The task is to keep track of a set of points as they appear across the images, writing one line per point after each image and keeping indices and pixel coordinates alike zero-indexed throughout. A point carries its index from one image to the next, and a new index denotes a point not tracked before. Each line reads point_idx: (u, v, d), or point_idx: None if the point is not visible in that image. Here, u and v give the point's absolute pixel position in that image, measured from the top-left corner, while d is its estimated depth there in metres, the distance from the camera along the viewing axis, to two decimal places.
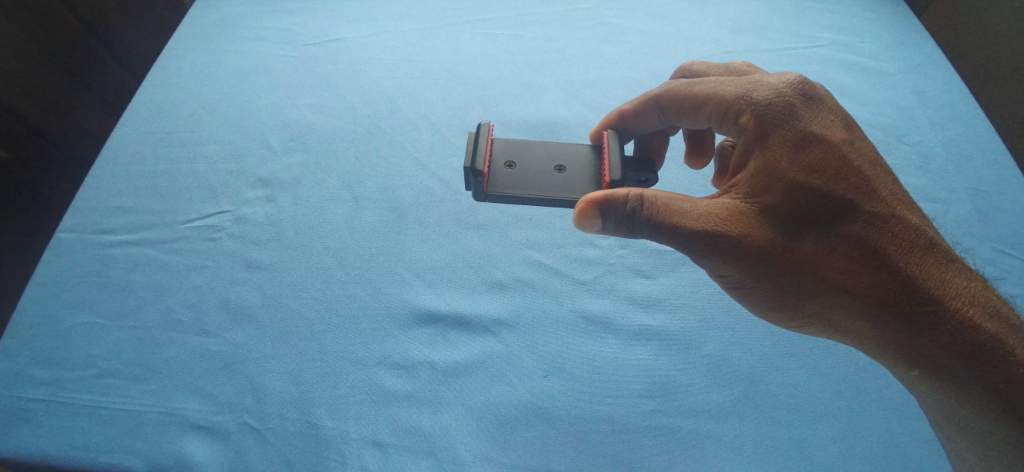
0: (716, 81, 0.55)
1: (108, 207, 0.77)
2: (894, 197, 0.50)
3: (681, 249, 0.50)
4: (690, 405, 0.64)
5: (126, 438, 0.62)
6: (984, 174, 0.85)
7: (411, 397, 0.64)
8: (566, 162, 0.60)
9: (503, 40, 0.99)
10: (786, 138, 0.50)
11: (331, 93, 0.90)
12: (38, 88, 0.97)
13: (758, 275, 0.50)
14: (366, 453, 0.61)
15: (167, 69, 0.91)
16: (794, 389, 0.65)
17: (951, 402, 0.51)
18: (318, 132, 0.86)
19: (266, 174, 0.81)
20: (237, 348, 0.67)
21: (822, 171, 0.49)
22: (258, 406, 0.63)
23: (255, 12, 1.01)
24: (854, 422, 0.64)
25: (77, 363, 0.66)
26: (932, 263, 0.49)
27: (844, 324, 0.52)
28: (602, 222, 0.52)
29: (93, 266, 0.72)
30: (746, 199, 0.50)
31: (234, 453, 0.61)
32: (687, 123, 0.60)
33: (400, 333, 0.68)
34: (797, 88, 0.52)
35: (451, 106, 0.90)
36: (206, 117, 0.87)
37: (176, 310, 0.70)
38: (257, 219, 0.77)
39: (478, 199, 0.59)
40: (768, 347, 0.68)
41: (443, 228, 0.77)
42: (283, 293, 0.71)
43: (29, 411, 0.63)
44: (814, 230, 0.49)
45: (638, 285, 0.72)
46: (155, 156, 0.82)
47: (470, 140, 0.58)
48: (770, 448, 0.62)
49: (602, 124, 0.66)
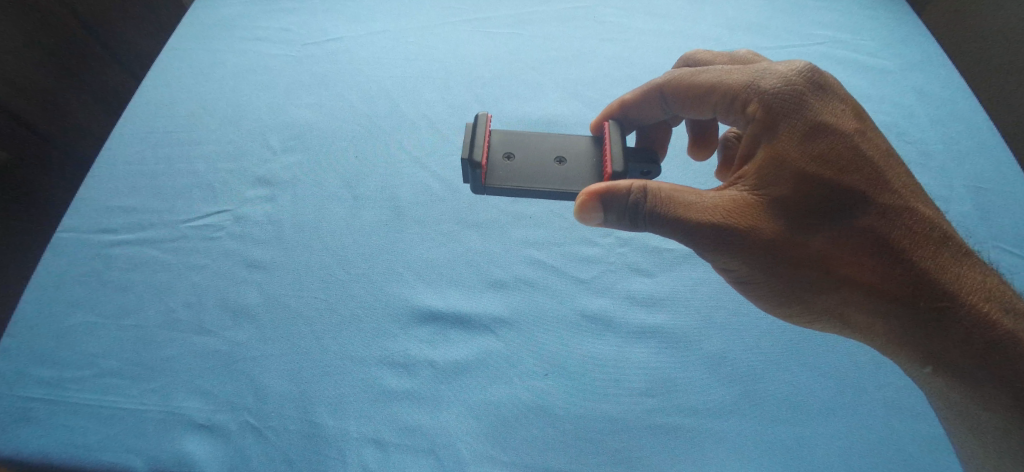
0: (722, 69, 0.54)
1: (107, 206, 0.75)
2: (906, 189, 0.49)
3: (687, 243, 0.49)
4: (690, 403, 0.62)
5: (126, 438, 0.60)
6: (993, 170, 0.83)
7: (410, 396, 0.62)
8: (566, 153, 0.59)
9: (502, 39, 0.97)
10: (796, 128, 0.48)
11: (331, 91, 0.89)
12: (39, 89, 0.95)
13: (765, 270, 0.48)
14: (366, 451, 0.59)
15: (167, 69, 0.90)
16: (795, 387, 0.64)
17: (967, 401, 0.49)
18: (317, 132, 0.84)
19: (265, 173, 0.79)
20: (237, 347, 0.65)
21: (832, 162, 0.47)
22: (259, 405, 0.62)
23: (254, 12, 0.99)
24: (859, 422, 0.62)
25: (78, 363, 0.64)
26: (946, 257, 0.47)
27: (855, 319, 0.50)
28: (604, 215, 0.50)
29: (93, 266, 0.71)
30: (754, 190, 0.48)
31: (235, 452, 0.59)
32: (692, 114, 0.58)
33: (400, 332, 0.66)
34: (807, 77, 0.50)
35: (451, 106, 0.88)
36: (206, 117, 0.85)
37: (176, 309, 0.68)
38: (256, 220, 0.75)
39: (477, 192, 0.57)
40: (768, 345, 0.67)
41: (443, 227, 0.75)
42: (283, 292, 0.69)
43: (29, 411, 0.62)
44: (824, 223, 0.47)
45: (637, 284, 0.70)
46: (155, 155, 0.80)
47: (468, 131, 0.57)
48: (770, 446, 0.60)
49: (603, 114, 0.64)
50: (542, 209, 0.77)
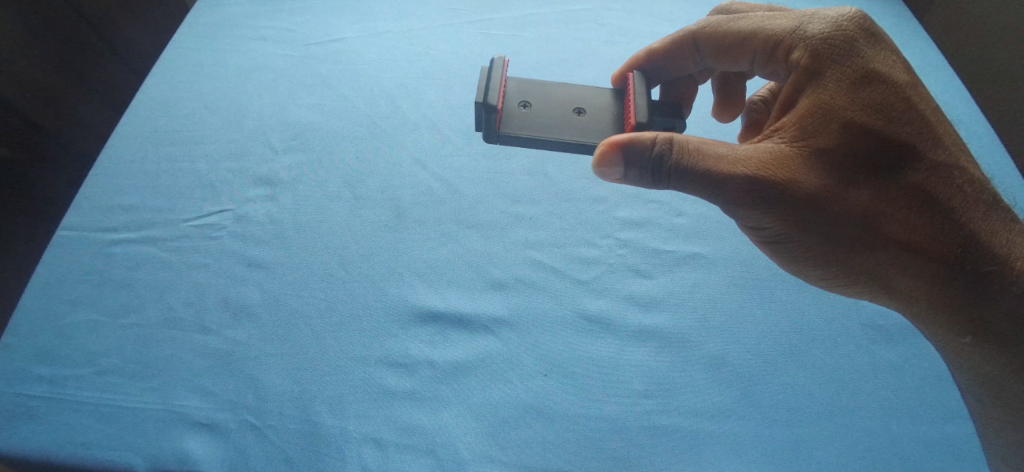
0: (765, 16, 0.54)
1: (108, 205, 0.72)
2: (955, 146, 0.49)
3: (719, 199, 0.49)
4: (688, 404, 0.59)
5: (126, 436, 0.57)
6: None
7: (410, 396, 0.59)
8: (586, 105, 0.59)
9: (503, 41, 0.93)
10: (845, 75, 0.48)
11: (334, 91, 0.85)
12: (41, 86, 0.95)
13: (803, 226, 0.48)
14: (366, 451, 0.56)
15: (172, 69, 0.86)
16: (792, 390, 0.60)
17: (1003, 371, 0.49)
18: (320, 131, 0.80)
19: (266, 172, 0.76)
20: (238, 346, 0.62)
21: (882, 112, 0.48)
22: (259, 403, 0.58)
23: (255, 12, 0.95)
24: (877, 429, 0.58)
25: (78, 359, 0.61)
26: (995, 221, 0.48)
27: (896, 284, 0.50)
28: (624, 169, 0.50)
29: (93, 264, 0.67)
30: (800, 136, 0.48)
31: (235, 452, 0.56)
32: (726, 63, 0.59)
33: (399, 332, 0.63)
34: (858, 23, 0.50)
35: (452, 107, 0.84)
36: (208, 115, 0.81)
37: (176, 307, 0.65)
38: (257, 219, 0.72)
39: (488, 140, 0.57)
40: (768, 346, 0.63)
41: (444, 228, 0.71)
42: (283, 291, 0.66)
43: (28, 408, 0.58)
44: (873, 178, 0.47)
45: (637, 285, 0.67)
46: (158, 154, 0.77)
47: (483, 76, 0.57)
48: (769, 449, 0.57)
49: (629, 66, 0.64)
50: (544, 208, 0.74)
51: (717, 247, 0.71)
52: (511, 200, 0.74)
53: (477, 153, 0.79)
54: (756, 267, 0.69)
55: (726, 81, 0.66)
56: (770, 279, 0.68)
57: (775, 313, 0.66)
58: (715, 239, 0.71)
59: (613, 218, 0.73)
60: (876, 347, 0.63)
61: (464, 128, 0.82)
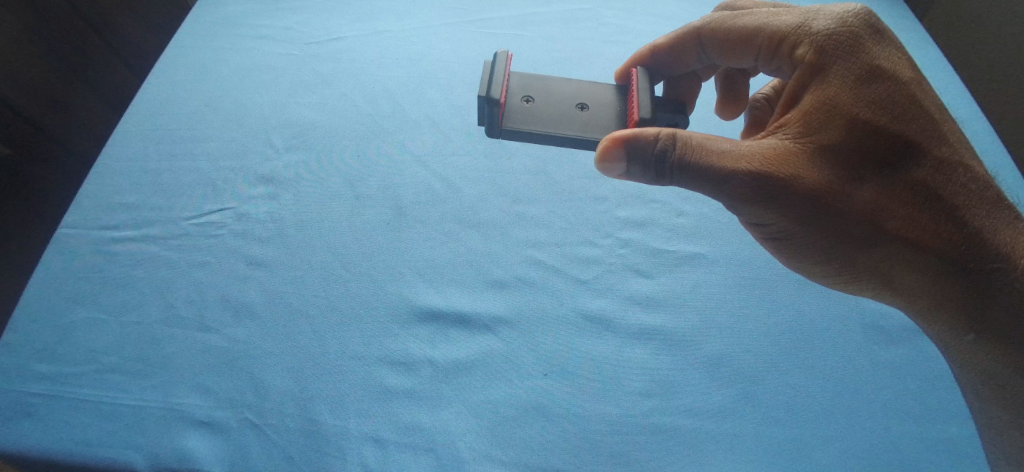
0: (769, 13, 0.54)
1: (109, 203, 0.72)
2: (960, 144, 0.49)
3: (722, 194, 0.48)
4: (689, 404, 0.59)
5: (127, 434, 0.57)
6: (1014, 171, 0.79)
7: (410, 395, 0.59)
8: (589, 100, 0.59)
9: (504, 40, 0.93)
10: (850, 71, 0.48)
11: (335, 90, 0.85)
12: (43, 87, 0.95)
13: (806, 223, 0.48)
14: (366, 450, 0.56)
15: (173, 68, 0.86)
16: (793, 390, 0.60)
17: (1007, 371, 0.49)
18: (321, 130, 0.80)
19: (267, 171, 0.76)
20: (239, 345, 0.62)
21: (886, 108, 0.47)
22: (259, 401, 0.58)
23: (256, 10, 0.95)
24: (880, 431, 0.58)
25: (78, 357, 0.61)
26: (1000, 219, 0.48)
27: (899, 280, 0.50)
28: (627, 164, 0.50)
29: (94, 262, 0.67)
30: (803, 133, 0.48)
31: (235, 450, 0.56)
32: (730, 59, 0.59)
33: (399, 331, 0.63)
34: (863, 19, 0.50)
35: (453, 106, 0.84)
36: (209, 114, 0.81)
37: (177, 306, 0.65)
38: (258, 217, 0.72)
39: (490, 134, 0.57)
40: (768, 346, 0.63)
41: (444, 227, 0.71)
42: (283, 290, 0.66)
43: (28, 406, 0.58)
44: (877, 175, 0.47)
45: (638, 285, 0.67)
46: (159, 152, 0.77)
47: (487, 70, 0.56)
48: (770, 449, 0.57)
49: (631, 62, 0.64)
50: (544, 207, 0.74)
51: (717, 247, 0.70)
52: (511, 200, 0.74)
53: (477, 152, 0.79)
54: (758, 267, 0.69)
55: (729, 77, 0.66)
56: (771, 279, 0.68)
57: (776, 314, 0.65)
58: (716, 239, 0.71)
59: (614, 217, 0.72)
60: (877, 348, 0.63)
61: (465, 128, 0.82)
